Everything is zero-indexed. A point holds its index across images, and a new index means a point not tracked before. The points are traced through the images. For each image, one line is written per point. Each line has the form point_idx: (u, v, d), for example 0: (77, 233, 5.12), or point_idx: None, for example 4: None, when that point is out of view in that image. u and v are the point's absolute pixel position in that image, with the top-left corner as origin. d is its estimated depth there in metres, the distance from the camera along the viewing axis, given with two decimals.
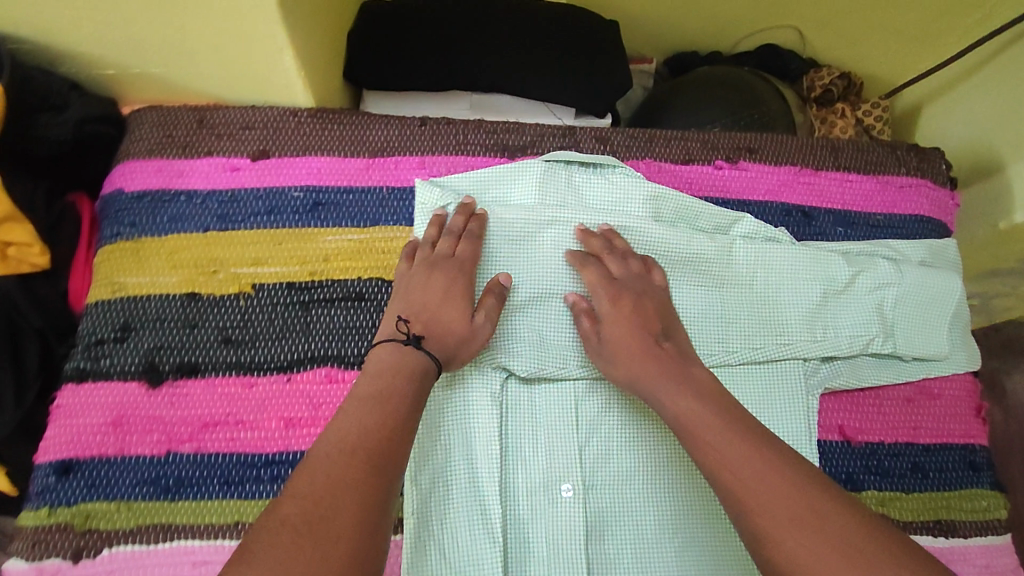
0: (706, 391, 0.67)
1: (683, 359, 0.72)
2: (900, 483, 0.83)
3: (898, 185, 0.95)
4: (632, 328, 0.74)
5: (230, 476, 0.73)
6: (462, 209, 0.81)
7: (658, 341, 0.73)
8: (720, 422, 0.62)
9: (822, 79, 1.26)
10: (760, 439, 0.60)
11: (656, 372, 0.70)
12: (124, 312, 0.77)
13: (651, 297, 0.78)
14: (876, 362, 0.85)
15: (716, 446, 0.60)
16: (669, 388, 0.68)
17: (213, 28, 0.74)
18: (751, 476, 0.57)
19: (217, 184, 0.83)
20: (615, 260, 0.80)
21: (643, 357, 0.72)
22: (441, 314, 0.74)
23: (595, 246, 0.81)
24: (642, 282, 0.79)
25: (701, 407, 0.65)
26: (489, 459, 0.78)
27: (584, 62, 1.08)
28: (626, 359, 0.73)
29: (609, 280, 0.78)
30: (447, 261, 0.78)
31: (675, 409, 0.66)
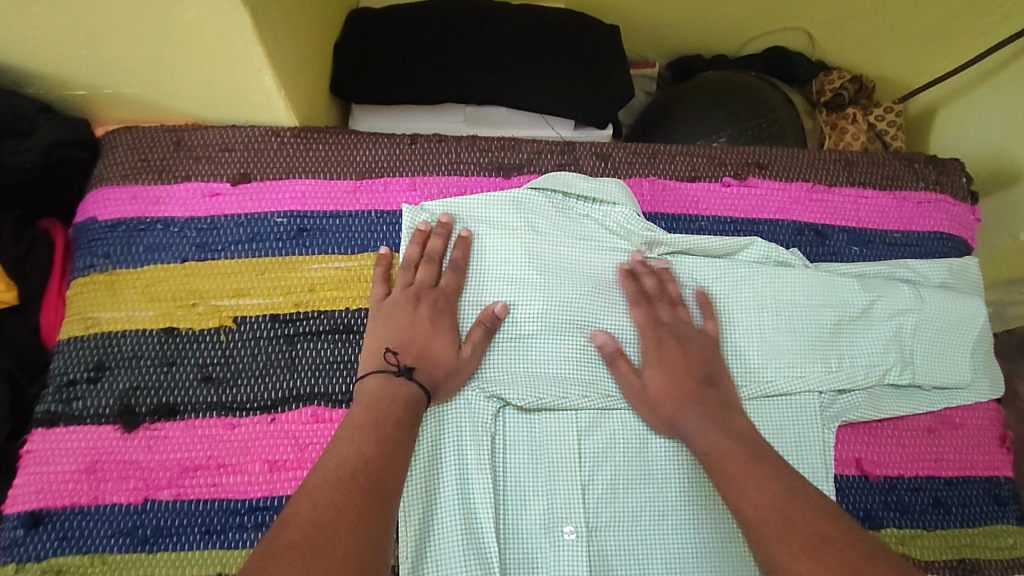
0: (743, 434, 0.67)
1: (725, 407, 0.70)
2: (922, 520, 0.77)
3: (916, 201, 0.89)
4: (672, 373, 0.72)
5: (211, 524, 0.69)
6: (440, 229, 0.78)
7: (700, 386, 0.71)
8: (748, 460, 0.63)
9: (833, 82, 1.20)
10: (784, 476, 0.61)
11: (692, 412, 0.69)
12: (98, 350, 0.74)
13: (698, 341, 0.75)
14: (894, 391, 0.81)
15: (742, 482, 0.61)
16: (703, 429, 0.68)
17: (187, 49, 0.70)
18: (771, 507, 0.58)
19: (196, 211, 0.79)
20: (665, 302, 0.78)
21: (681, 401, 0.70)
22: (430, 346, 0.71)
23: (650, 284, 0.79)
24: (691, 327, 0.76)
25: (729, 443, 0.65)
26: (484, 501, 0.71)
27: (583, 71, 1.03)
28: (663, 403, 0.71)
29: (654, 321, 0.76)
30: (431, 290, 0.74)
31: (705, 446, 0.66)
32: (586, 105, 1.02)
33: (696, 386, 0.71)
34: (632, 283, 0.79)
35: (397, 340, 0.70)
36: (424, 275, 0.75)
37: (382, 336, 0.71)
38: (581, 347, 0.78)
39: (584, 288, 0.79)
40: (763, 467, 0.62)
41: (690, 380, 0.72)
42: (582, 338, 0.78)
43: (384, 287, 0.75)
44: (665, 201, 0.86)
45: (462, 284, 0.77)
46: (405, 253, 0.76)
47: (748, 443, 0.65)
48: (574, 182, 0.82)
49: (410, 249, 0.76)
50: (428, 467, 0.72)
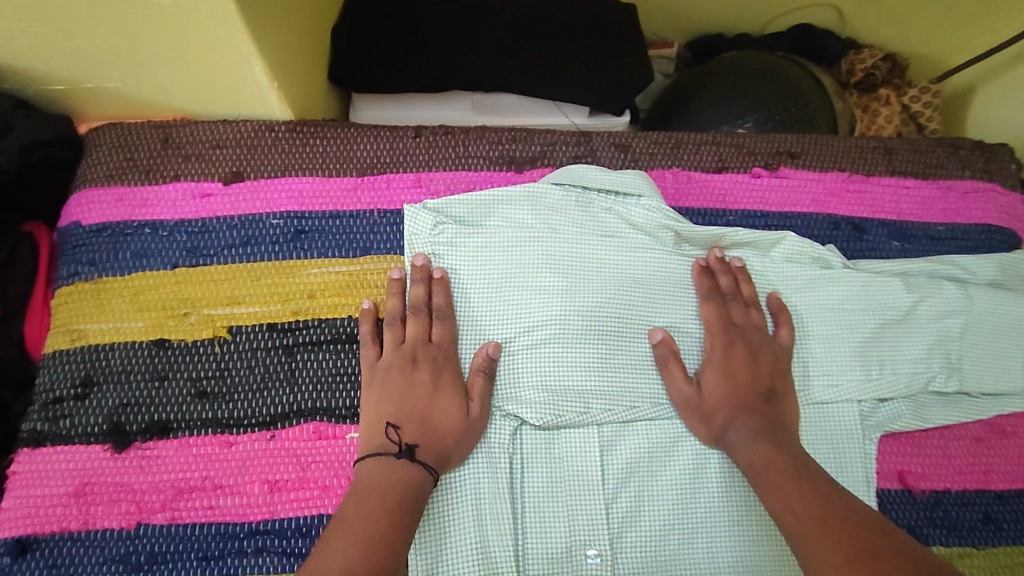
0: (792, 450, 0.64)
1: (779, 423, 0.67)
2: (971, 538, 0.71)
3: (961, 190, 0.83)
4: (733, 384, 0.69)
5: (208, 550, 0.65)
6: (418, 274, 0.71)
7: (759, 400, 0.68)
8: (791, 474, 0.62)
9: (864, 61, 1.13)
10: (826, 488, 0.59)
11: (743, 425, 0.66)
12: (85, 365, 0.69)
13: (767, 351, 0.71)
14: (940, 399, 0.75)
15: (785, 495, 0.60)
16: (750, 435, 0.66)
17: (170, 39, 0.64)
18: (812, 517, 0.57)
19: (186, 213, 0.74)
20: (737, 306, 0.73)
21: (736, 411, 0.68)
22: (434, 413, 0.65)
23: (723, 283, 0.74)
24: (759, 334, 0.72)
25: (772, 454, 0.64)
26: (500, 526, 0.66)
27: (597, 54, 0.96)
28: (718, 413, 0.68)
29: (722, 324, 0.72)
30: (425, 347, 0.68)
31: (748, 456, 0.65)
32: (601, 90, 0.95)
33: (753, 399, 0.68)
34: (706, 279, 0.74)
35: (397, 412, 0.65)
36: (414, 331, 0.69)
37: (380, 409, 0.65)
38: (604, 354, 0.72)
39: (605, 291, 0.73)
40: (807, 480, 0.61)
41: (750, 392, 0.68)
42: (604, 344, 0.72)
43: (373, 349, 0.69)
44: (690, 194, 0.80)
45: (455, 331, 0.71)
46: (388, 309, 0.70)
47: (789, 453, 0.64)
48: (594, 176, 0.76)
49: (393, 303, 0.70)
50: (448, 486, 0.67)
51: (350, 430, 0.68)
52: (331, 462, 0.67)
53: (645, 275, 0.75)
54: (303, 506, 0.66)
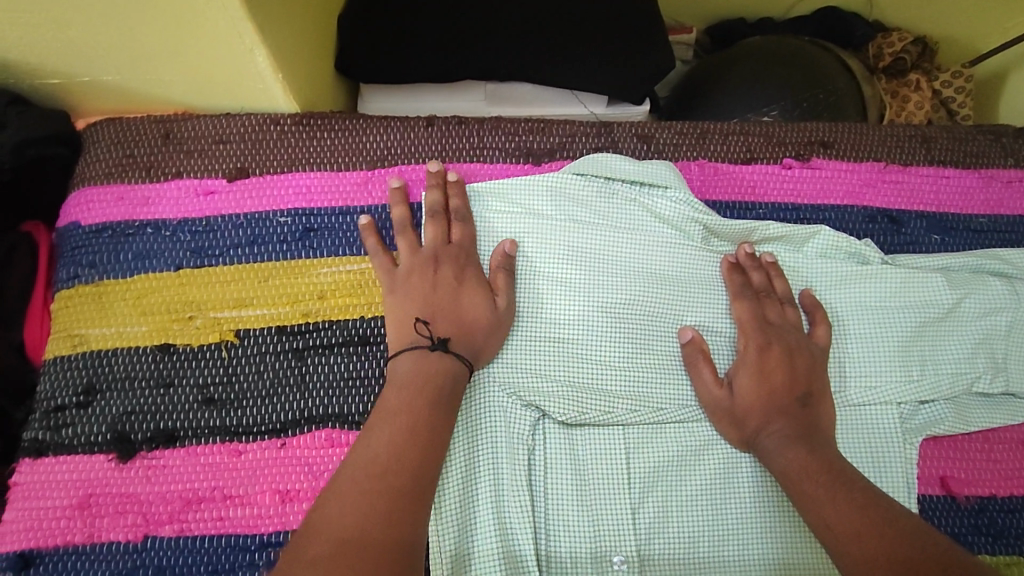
0: (830, 458, 0.60)
1: (817, 429, 0.63)
2: (1018, 546, 0.67)
3: (1004, 180, 0.79)
4: (768, 388, 0.65)
5: (218, 564, 0.62)
6: (433, 179, 0.69)
7: (794, 404, 0.64)
8: (828, 480, 0.58)
9: (893, 45, 1.08)
10: (867, 498, 0.55)
11: (777, 432, 0.62)
12: (87, 371, 0.67)
13: (804, 352, 0.67)
14: (985, 400, 0.71)
15: (823, 505, 0.56)
16: (784, 442, 0.62)
17: (168, 29, 0.61)
18: (853, 529, 0.53)
19: (190, 212, 0.71)
20: (771, 303, 0.69)
21: (770, 415, 0.64)
22: (461, 306, 0.64)
23: (756, 279, 0.70)
24: (795, 332, 0.68)
25: (807, 458, 0.60)
26: (522, 533, 0.62)
27: (615, 40, 0.92)
28: (750, 417, 0.64)
29: (756, 323, 0.68)
30: (447, 249, 0.67)
31: (782, 465, 0.61)
32: (619, 78, 0.91)
33: (789, 403, 0.64)
34: (739, 276, 0.70)
35: (424, 309, 0.63)
36: (433, 232, 0.67)
37: (406, 309, 0.63)
38: (627, 355, 0.69)
39: (630, 290, 0.70)
40: (846, 486, 0.57)
41: (785, 395, 0.64)
42: (628, 345, 0.69)
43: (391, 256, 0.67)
44: (717, 186, 0.77)
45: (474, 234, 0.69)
46: (397, 216, 0.68)
47: (824, 456, 0.60)
48: (616, 165, 0.72)
49: (399, 211, 0.68)
50: (459, 491, 0.63)
51: None
52: None
53: (671, 272, 0.71)
54: None
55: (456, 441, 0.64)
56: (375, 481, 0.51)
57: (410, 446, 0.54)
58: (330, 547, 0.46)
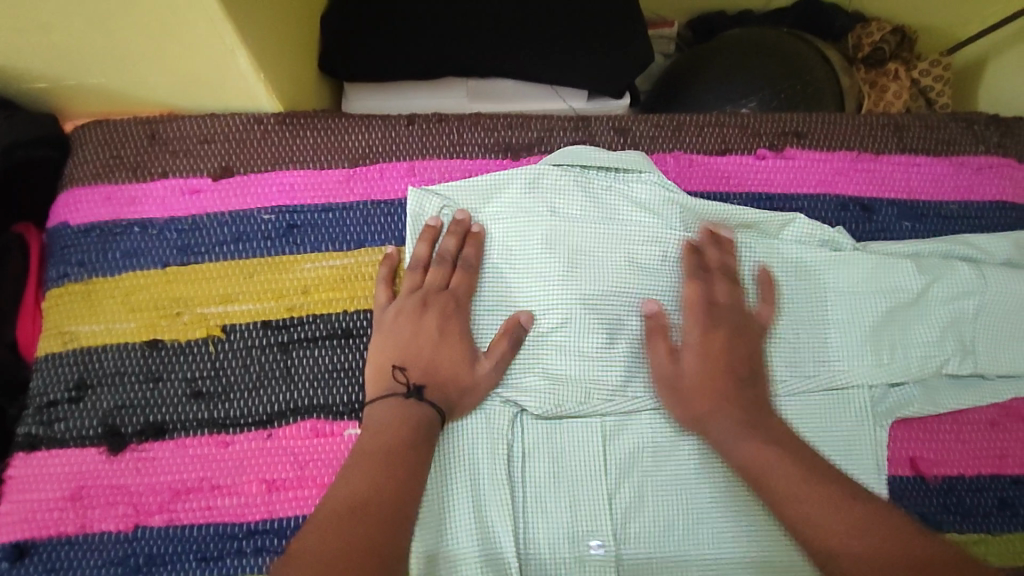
0: (784, 443, 0.61)
1: (761, 407, 0.65)
2: (986, 524, 0.70)
3: (975, 166, 0.81)
4: (715, 369, 0.66)
5: (207, 551, 0.64)
6: (456, 226, 0.70)
7: (741, 386, 0.65)
8: (797, 473, 0.58)
9: (871, 35, 1.09)
10: (840, 492, 0.57)
11: (727, 419, 0.63)
12: (78, 367, 0.69)
13: (749, 331, 0.69)
14: (953, 382, 0.73)
15: (796, 500, 0.57)
16: (738, 431, 0.62)
17: (150, 31, 0.62)
18: (839, 530, 0.54)
19: (175, 210, 0.73)
20: (721, 282, 0.70)
21: (719, 402, 0.64)
22: (438, 358, 0.64)
23: (708, 259, 0.71)
24: (743, 314, 0.69)
25: (769, 451, 0.60)
26: (501, 519, 0.64)
27: (594, 34, 0.93)
28: (698, 401, 0.65)
29: (704, 303, 0.69)
30: (440, 293, 0.68)
31: (743, 456, 0.61)
32: (599, 72, 0.93)
33: (736, 386, 0.65)
34: (694, 257, 0.71)
35: (403, 356, 0.64)
36: (434, 277, 0.68)
37: (386, 352, 0.65)
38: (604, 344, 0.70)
39: (607, 280, 0.71)
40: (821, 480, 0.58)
41: (732, 377, 0.65)
42: (606, 334, 0.70)
43: (388, 290, 0.69)
44: (693, 177, 0.78)
45: (475, 283, 0.70)
46: (414, 252, 0.70)
47: (794, 453, 0.60)
48: (593, 155, 0.74)
49: (418, 247, 0.69)
50: (440, 495, 0.64)
51: (348, 427, 0.67)
52: (330, 460, 0.66)
53: (647, 261, 0.73)
54: (302, 505, 0.65)
55: (439, 452, 0.65)
56: (370, 488, 0.54)
57: (403, 437, 0.59)
58: (336, 516, 0.52)
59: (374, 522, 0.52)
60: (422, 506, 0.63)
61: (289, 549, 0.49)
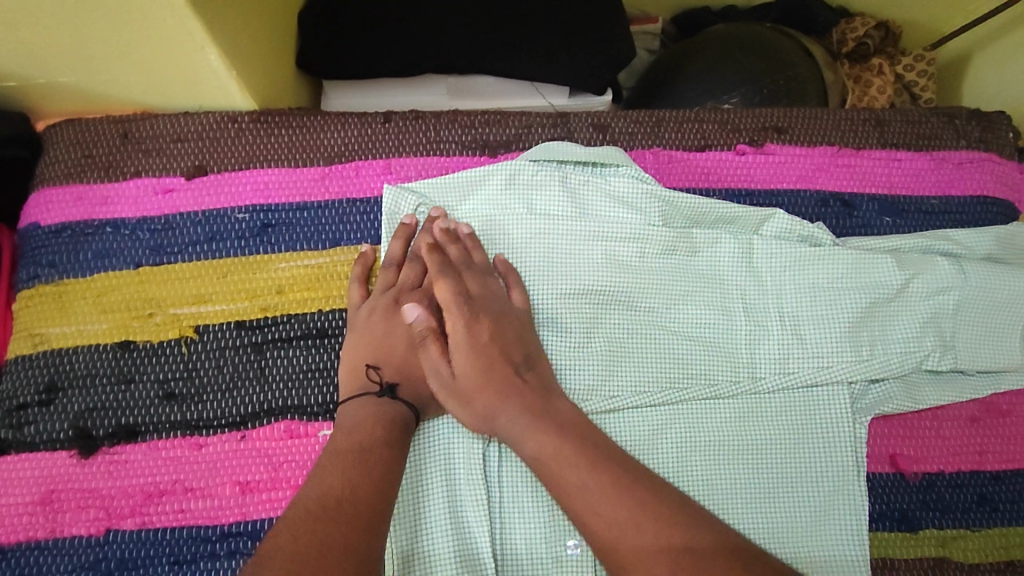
0: (574, 427, 0.59)
1: (546, 392, 0.62)
2: (965, 520, 0.70)
3: (956, 161, 0.80)
4: (485, 363, 0.61)
5: (180, 555, 0.63)
6: (430, 224, 0.70)
7: (518, 376, 0.62)
8: (584, 461, 0.56)
9: (857, 30, 1.09)
10: (633, 479, 0.55)
11: (512, 410, 0.59)
12: (48, 370, 0.68)
13: (512, 319, 0.65)
14: (933, 378, 0.73)
15: (585, 490, 0.54)
16: (523, 424, 0.58)
17: (115, 28, 0.62)
18: (621, 523, 0.52)
19: (148, 210, 0.72)
20: (472, 275, 0.66)
21: (506, 394, 0.60)
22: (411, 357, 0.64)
23: (453, 254, 0.67)
24: (497, 303, 0.65)
25: (556, 438, 0.57)
26: (477, 519, 0.63)
27: (575, 30, 0.92)
28: (479, 398, 0.60)
29: (460, 297, 0.63)
30: (413, 292, 0.67)
31: (534, 448, 0.57)
32: (580, 69, 0.92)
33: (509, 376, 0.61)
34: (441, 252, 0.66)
35: (376, 354, 0.63)
36: (408, 275, 0.68)
37: (359, 351, 0.64)
38: (582, 342, 0.69)
39: (585, 278, 0.70)
40: (603, 466, 0.55)
41: (506, 370, 0.61)
42: (585, 332, 0.69)
43: (361, 290, 0.68)
44: (673, 174, 0.78)
45: None
46: (388, 250, 0.69)
47: (589, 442, 0.58)
48: (569, 150, 0.73)
49: (393, 245, 0.69)
50: (415, 493, 0.64)
51: (323, 428, 0.66)
52: (304, 462, 0.65)
53: (626, 258, 0.72)
54: (276, 507, 0.64)
55: (415, 449, 0.65)
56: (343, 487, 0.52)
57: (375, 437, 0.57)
58: (309, 515, 0.50)
59: (348, 521, 0.50)
60: (396, 504, 0.63)
61: (259, 549, 0.47)
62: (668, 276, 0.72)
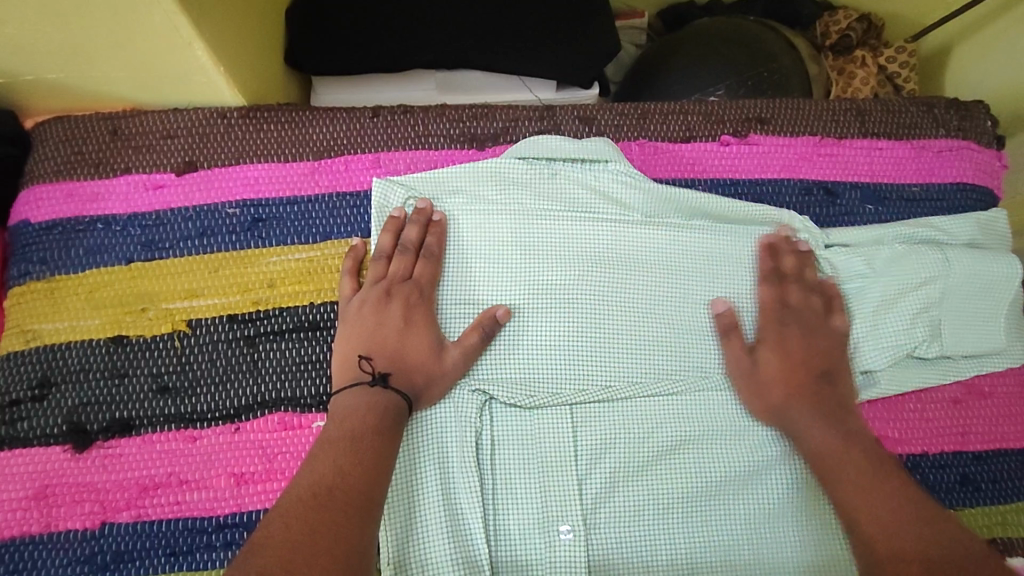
0: (861, 439, 0.63)
1: (841, 404, 0.66)
2: (949, 500, 0.71)
3: (935, 149, 0.82)
4: (789, 364, 0.68)
5: (176, 546, 0.63)
6: (418, 216, 0.70)
7: (816, 381, 0.67)
8: (864, 466, 0.59)
9: (837, 23, 1.10)
10: (908, 494, 0.57)
11: (806, 411, 0.65)
12: (42, 365, 0.68)
13: (823, 333, 0.70)
14: (916, 362, 0.74)
15: (857, 488, 0.58)
16: (810, 420, 0.64)
17: (103, 24, 0.62)
18: (890, 524, 0.54)
19: (139, 206, 0.73)
20: (796, 288, 0.72)
21: (793, 392, 0.66)
22: (404, 347, 0.64)
23: (786, 264, 0.73)
24: (816, 317, 0.70)
25: (842, 443, 0.62)
26: (470, 507, 0.64)
27: (560, 24, 0.93)
28: (773, 391, 0.67)
29: (781, 304, 0.71)
30: (404, 283, 0.68)
31: (817, 446, 0.63)
32: (566, 63, 0.93)
33: (814, 384, 0.67)
34: (768, 260, 0.74)
35: (368, 346, 0.64)
36: (398, 266, 0.68)
37: (352, 342, 0.65)
38: (571, 331, 0.70)
39: (574, 269, 0.71)
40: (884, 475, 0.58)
41: (805, 372, 0.67)
42: (575, 321, 0.70)
43: (352, 282, 0.69)
44: (658, 164, 0.79)
45: (439, 272, 0.70)
46: (377, 243, 0.70)
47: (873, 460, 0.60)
48: (558, 146, 0.75)
49: (382, 238, 0.70)
50: (408, 482, 0.65)
51: (317, 419, 0.67)
52: (298, 453, 0.66)
53: (615, 247, 0.73)
54: (271, 497, 0.65)
55: (409, 438, 0.66)
56: (335, 476, 0.53)
57: (368, 426, 0.58)
58: (303, 502, 0.50)
59: (341, 509, 0.50)
60: (390, 491, 0.64)
61: (252, 537, 0.48)
62: (658, 264, 0.73)
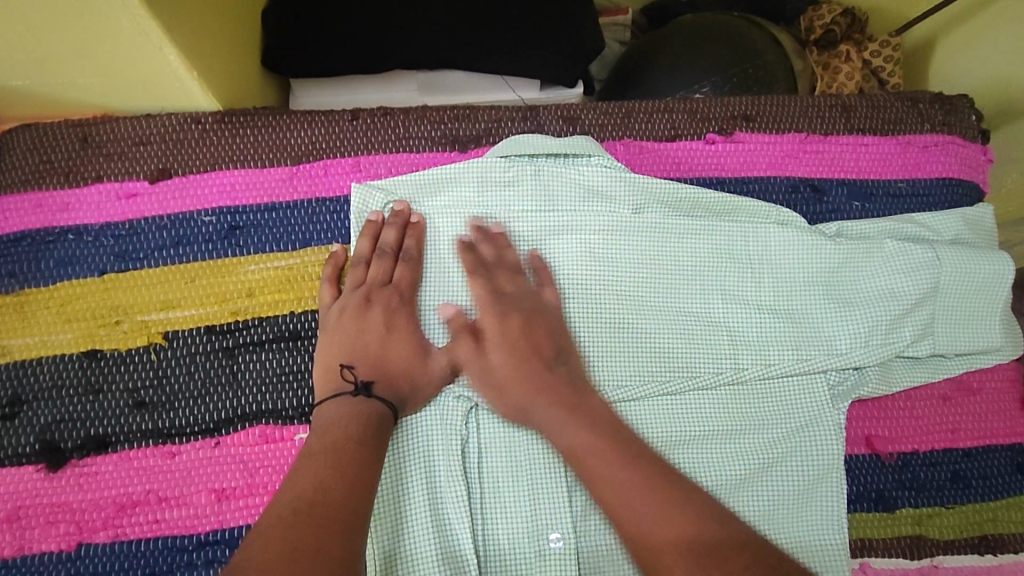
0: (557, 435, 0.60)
1: (578, 390, 0.63)
2: (939, 497, 0.71)
3: (921, 145, 0.81)
4: (516, 358, 0.63)
5: (156, 566, 0.62)
6: (395, 218, 0.69)
7: (549, 368, 0.63)
8: None
9: (823, 17, 1.09)
10: (679, 492, 0.55)
11: (545, 407, 0.61)
12: (13, 383, 0.66)
13: (539, 314, 0.66)
14: (907, 361, 0.73)
15: (614, 487, 0.55)
16: (554, 418, 0.60)
17: (69, 29, 0.60)
18: (649, 519, 0.53)
19: (112, 215, 0.71)
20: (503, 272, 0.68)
21: (537, 390, 0.62)
22: (387, 353, 0.63)
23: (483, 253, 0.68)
24: (529, 299, 0.66)
25: (587, 434, 0.59)
26: (457, 517, 0.62)
27: (543, 23, 0.92)
28: (511, 392, 0.62)
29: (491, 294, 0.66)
30: (384, 289, 0.66)
31: (568, 442, 0.59)
32: (549, 62, 0.92)
33: (542, 374, 0.63)
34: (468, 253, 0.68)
35: (351, 354, 0.63)
36: (378, 272, 0.67)
37: (335, 351, 0.63)
38: None
39: (559, 272, 0.70)
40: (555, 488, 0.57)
41: (534, 361, 0.63)
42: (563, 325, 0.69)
43: (333, 289, 0.67)
44: (643, 163, 0.78)
45: (420, 274, 0.69)
46: (357, 248, 0.68)
47: None
48: (540, 142, 0.72)
49: (360, 243, 0.68)
50: (394, 494, 0.63)
51: (299, 431, 0.65)
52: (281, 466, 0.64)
53: (602, 249, 0.71)
54: (253, 513, 0.63)
55: (394, 449, 0.64)
56: (317, 491, 0.51)
57: (350, 438, 0.56)
58: (283, 520, 0.48)
59: (324, 525, 0.49)
60: (375, 504, 0.62)
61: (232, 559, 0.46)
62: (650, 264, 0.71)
